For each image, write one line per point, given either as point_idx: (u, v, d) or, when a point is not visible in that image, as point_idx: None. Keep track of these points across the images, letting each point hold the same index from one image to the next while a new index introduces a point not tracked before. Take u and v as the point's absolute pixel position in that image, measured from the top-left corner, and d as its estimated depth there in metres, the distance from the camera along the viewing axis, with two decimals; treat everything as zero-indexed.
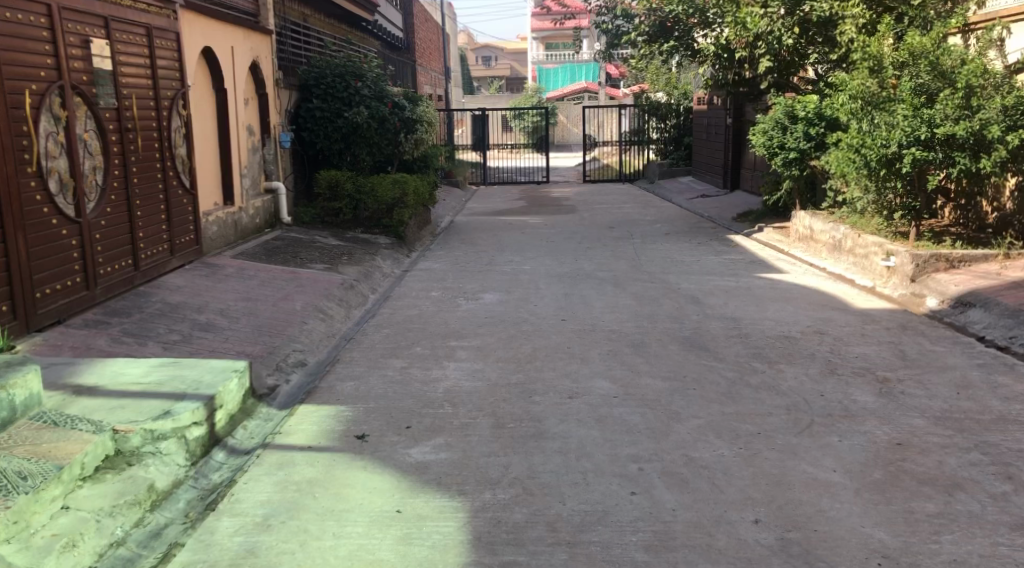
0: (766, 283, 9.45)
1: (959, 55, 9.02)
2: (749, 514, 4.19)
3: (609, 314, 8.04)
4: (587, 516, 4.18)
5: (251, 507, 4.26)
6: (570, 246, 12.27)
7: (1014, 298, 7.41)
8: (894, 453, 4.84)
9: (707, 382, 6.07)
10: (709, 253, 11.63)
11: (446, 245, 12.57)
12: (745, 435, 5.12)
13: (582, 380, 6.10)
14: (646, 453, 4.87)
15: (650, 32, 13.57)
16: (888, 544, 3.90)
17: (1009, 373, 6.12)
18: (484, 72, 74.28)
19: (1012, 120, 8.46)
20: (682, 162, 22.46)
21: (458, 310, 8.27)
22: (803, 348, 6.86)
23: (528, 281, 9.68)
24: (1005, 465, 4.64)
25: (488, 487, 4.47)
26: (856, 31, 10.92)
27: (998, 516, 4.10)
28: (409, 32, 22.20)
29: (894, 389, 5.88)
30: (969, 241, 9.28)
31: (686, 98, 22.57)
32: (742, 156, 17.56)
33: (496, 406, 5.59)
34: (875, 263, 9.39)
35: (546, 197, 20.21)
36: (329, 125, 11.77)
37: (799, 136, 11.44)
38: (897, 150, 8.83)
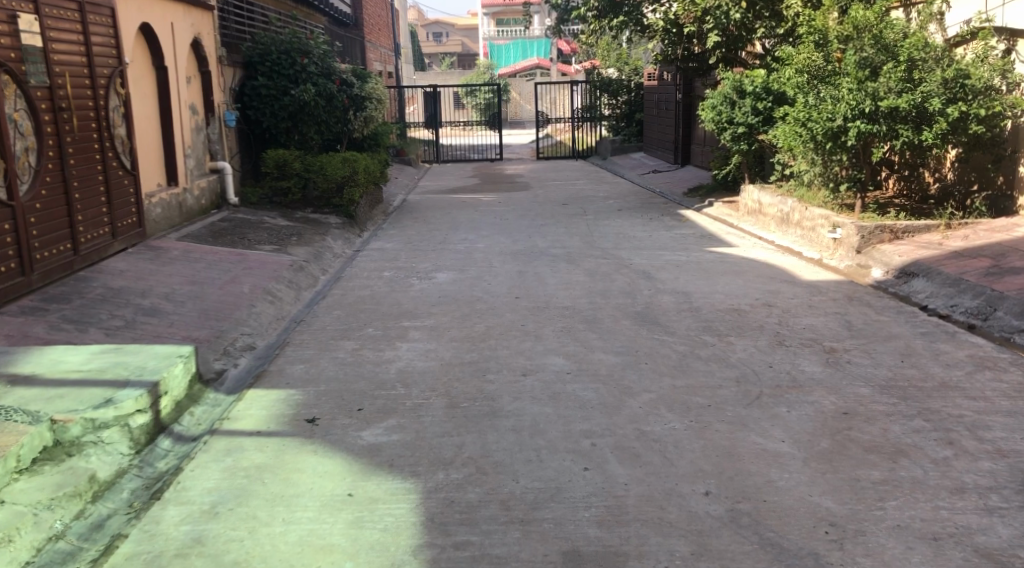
0: (716, 257, 9.54)
1: (901, 29, 9.23)
2: (700, 486, 4.23)
3: (563, 291, 8.04)
4: (540, 494, 4.18)
5: (198, 495, 4.19)
6: (523, 223, 12.25)
7: (956, 267, 7.56)
8: (841, 422, 4.91)
9: (659, 356, 6.11)
10: (661, 229, 11.69)
11: (398, 224, 12.46)
12: (697, 408, 5.17)
13: (536, 357, 6.10)
14: (599, 428, 4.89)
15: (600, 7, 13.54)
16: (834, 512, 3.96)
17: (951, 341, 6.26)
18: (434, 48, 73.70)
19: (954, 92, 8.55)
20: (634, 138, 22.55)
21: (410, 289, 8.20)
22: (752, 321, 6.94)
23: (482, 259, 9.64)
24: (947, 431, 4.74)
25: (441, 467, 4.45)
26: (802, 6, 11.06)
27: (940, 481, 4.20)
28: (357, 8, 21.85)
29: (840, 359, 5.98)
30: (913, 212, 9.42)
31: (637, 74, 22.58)
32: (692, 131, 17.64)
33: (449, 385, 5.56)
34: (822, 235, 9.53)
35: (499, 174, 20.14)
36: (274, 103, 11.53)
37: (747, 111, 11.53)
38: (842, 124, 8.95)
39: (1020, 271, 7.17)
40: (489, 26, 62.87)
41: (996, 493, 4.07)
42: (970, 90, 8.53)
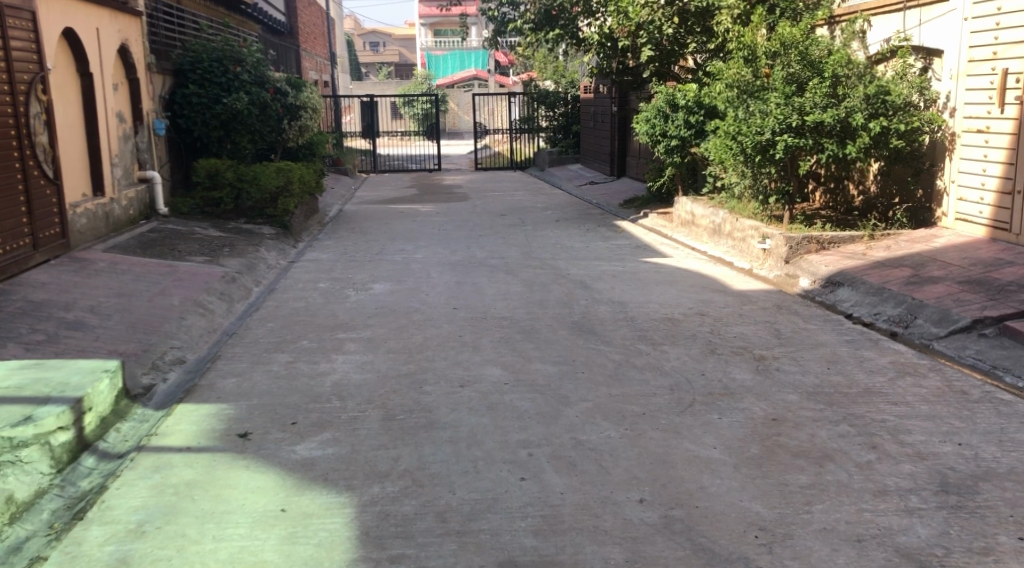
0: (651, 267, 9.69)
1: (825, 46, 9.52)
2: (635, 493, 4.28)
3: (501, 301, 8.06)
4: (476, 504, 4.19)
5: (124, 514, 4.09)
6: (461, 234, 12.26)
7: (879, 276, 7.82)
8: (770, 428, 5.03)
9: (595, 365, 6.18)
10: (598, 239, 11.82)
11: (334, 235, 12.36)
12: (632, 416, 5.24)
13: (473, 368, 6.11)
14: (536, 438, 4.92)
15: (536, 20, 13.67)
16: (764, 517, 4.05)
17: (875, 348, 6.47)
18: (371, 57, 73.34)
19: (876, 108, 8.83)
20: (572, 149, 22.74)
21: (346, 301, 8.13)
22: (685, 330, 7.06)
23: (420, 269, 9.61)
24: (870, 436, 4.89)
25: (377, 480, 4.42)
26: (731, 21, 11.21)
27: (864, 484, 4.33)
28: (291, 16, 21.63)
29: (770, 366, 6.13)
30: (839, 223, 9.69)
31: (574, 86, 22.79)
32: (628, 143, 17.89)
33: (386, 398, 5.53)
34: (752, 246, 9.77)
35: (437, 184, 20.13)
36: (206, 112, 11.30)
37: (679, 124, 11.75)
38: (771, 137, 9.19)
39: (939, 279, 7.46)
40: (427, 37, 62.85)
41: (916, 494, 4.21)
42: (891, 105, 8.84)
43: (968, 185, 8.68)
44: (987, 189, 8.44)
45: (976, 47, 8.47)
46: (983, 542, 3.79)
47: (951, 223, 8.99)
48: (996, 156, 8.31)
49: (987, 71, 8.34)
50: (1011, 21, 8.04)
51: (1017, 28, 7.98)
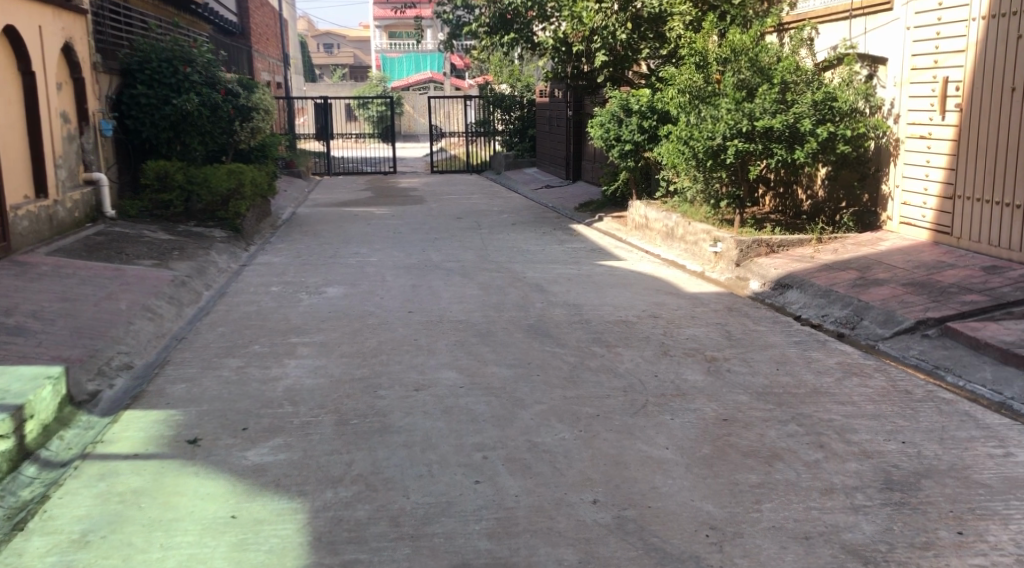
0: (606, 270, 9.76)
1: (774, 53, 9.71)
2: (588, 494, 4.31)
3: (456, 305, 8.06)
4: (430, 508, 4.18)
5: (67, 524, 4.01)
6: (416, 237, 12.22)
7: (826, 279, 7.99)
8: (721, 429, 5.10)
9: (550, 367, 6.21)
10: (553, 243, 11.87)
11: (287, 238, 12.23)
12: (586, 417, 5.27)
13: (428, 371, 6.10)
14: (490, 441, 4.93)
15: (491, 23, 13.69)
16: (714, 516, 4.11)
17: (823, 349, 6.59)
18: (325, 59, 72.81)
19: (823, 114, 9.03)
20: (527, 153, 22.80)
21: (299, 305, 8.06)
22: (639, 332, 7.13)
23: (374, 273, 9.56)
24: (818, 435, 4.98)
25: (330, 486, 4.39)
26: (683, 27, 11.49)
27: (811, 482, 4.41)
28: (243, 17, 21.39)
29: (721, 367, 6.21)
30: (788, 227, 9.88)
31: (529, 90, 22.67)
32: (583, 147, 18.00)
33: (339, 402, 5.50)
34: (704, 249, 9.91)
35: (392, 187, 20.03)
36: (155, 113, 11.13)
37: (633, 129, 11.88)
38: (722, 142, 9.33)
39: (884, 282, 7.63)
40: (382, 39, 62.53)
41: (861, 492, 4.30)
42: (838, 111, 9.04)
43: (911, 190, 8.88)
44: (929, 194, 8.63)
45: (919, 55, 8.67)
46: (925, 536, 3.88)
47: (896, 227, 9.20)
48: (938, 161, 8.51)
49: (929, 78, 8.55)
50: (951, 30, 8.26)
51: (957, 37, 8.20)
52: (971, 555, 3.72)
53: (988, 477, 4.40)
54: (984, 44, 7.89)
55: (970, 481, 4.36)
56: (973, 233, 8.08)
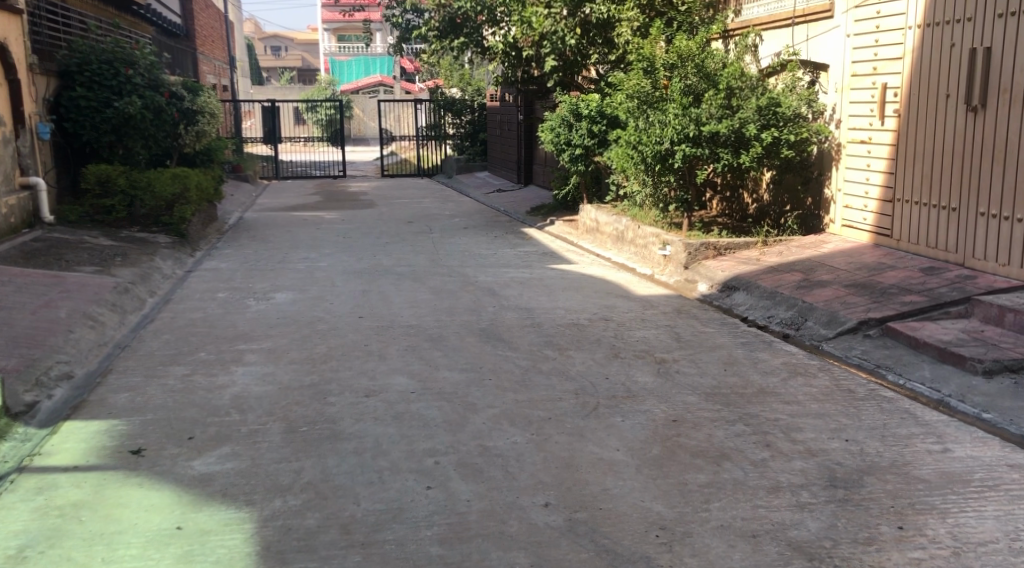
0: (557, 274, 9.80)
1: (720, 59, 9.85)
2: (540, 497, 4.32)
3: (407, 309, 8.03)
4: (381, 515, 4.15)
5: (3, 539, 3.90)
6: (367, 241, 12.13)
7: (771, 281, 8.14)
8: (670, 429, 5.16)
9: (502, 371, 6.21)
10: (505, 246, 11.89)
11: (234, 243, 12.06)
12: (537, 421, 5.29)
13: (379, 377, 6.05)
14: (442, 446, 4.91)
15: (441, 27, 13.68)
16: (664, 516, 4.15)
17: (769, 349, 6.70)
18: (272, 63, 72.01)
19: (767, 119, 9.20)
20: (478, 157, 22.82)
21: (246, 311, 7.95)
22: (590, 335, 7.17)
23: (324, 278, 9.47)
24: (764, 434, 5.06)
25: (278, 494, 4.34)
26: (631, 33, 11.55)
27: (758, 481, 4.48)
28: (187, 19, 21.06)
29: (670, 368, 6.28)
30: (734, 230, 10.03)
31: (479, 94, 22.94)
32: (534, 151, 18.08)
33: (288, 409, 5.44)
34: (653, 252, 10.01)
35: (341, 191, 19.89)
36: (96, 116, 10.86)
37: (582, 133, 11.95)
38: (669, 147, 9.45)
39: (827, 283, 7.79)
40: (331, 42, 62.03)
41: (806, 489, 4.38)
42: (781, 116, 9.23)
43: (853, 193, 9.08)
44: (870, 197, 8.84)
45: (858, 62, 8.87)
46: (868, 532, 3.96)
47: (838, 229, 9.40)
48: (877, 166, 8.71)
49: (869, 85, 8.75)
50: (889, 38, 8.46)
51: (895, 45, 8.40)
52: (911, 549, 3.80)
53: (927, 472, 4.52)
54: (920, 52, 8.10)
55: (910, 476, 4.47)
56: (912, 236, 8.28)
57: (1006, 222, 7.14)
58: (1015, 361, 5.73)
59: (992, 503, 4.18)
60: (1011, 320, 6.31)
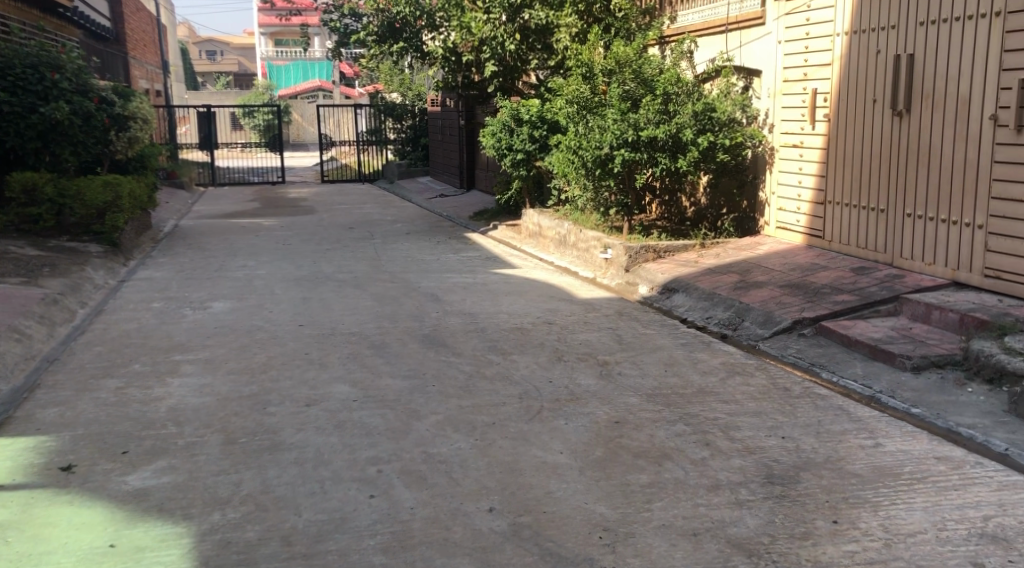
0: (500, 278, 9.81)
1: (657, 65, 9.97)
2: (484, 503, 4.32)
3: (349, 317, 7.96)
4: (324, 525, 4.11)
5: None
6: (306, 248, 11.99)
7: (709, 282, 8.28)
8: (612, 431, 5.20)
9: (445, 377, 6.19)
10: (448, 252, 11.86)
11: (169, 251, 11.81)
12: (481, 426, 5.29)
13: (321, 386, 5.99)
14: (385, 454, 4.88)
15: (379, 32, 13.60)
16: (607, 517, 4.18)
17: (707, 350, 6.80)
18: (206, 67, 70.78)
19: (703, 124, 9.41)
20: (420, 162, 22.69)
21: (182, 321, 7.79)
22: (533, 339, 7.20)
23: (263, 286, 9.34)
24: (703, 433, 5.14)
25: (217, 507, 4.26)
26: (569, 39, 11.65)
27: (698, 480, 4.55)
28: (116, 22, 20.58)
29: (612, 370, 6.34)
30: (673, 233, 10.19)
31: (421, 99, 22.71)
32: (476, 156, 18.06)
33: (226, 420, 5.35)
34: (594, 256, 10.11)
35: (280, 197, 19.61)
36: (21, 122, 10.55)
37: (524, 138, 12.00)
38: (609, 152, 9.54)
39: (763, 284, 7.95)
40: (267, 46, 61.22)
41: (744, 487, 4.46)
42: (717, 121, 9.41)
43: (786, 196, 9.29)
44: (803, 200, 9.06)
45: (790, 68, 9.08)
46: (804, 527, 4.05)
47: (773, 231, 9.60)
48: (809, 169, 8.93)
49: (800, 90, 8.96)
50: (819, 44, 8.68)
51: (824, 52, 8.62)
52: (845, 542, 3.89)
53: (860, 467, 4.64)
54: (847, 58, 8.33)
55: (844, 471, 4.58)
56: (843, 237, 8.50)
57: (932, 222, 7.38)
58: (942, 356, 5.92)
59: (921, 495, 4.31)
60: (937, 317, 6.52)
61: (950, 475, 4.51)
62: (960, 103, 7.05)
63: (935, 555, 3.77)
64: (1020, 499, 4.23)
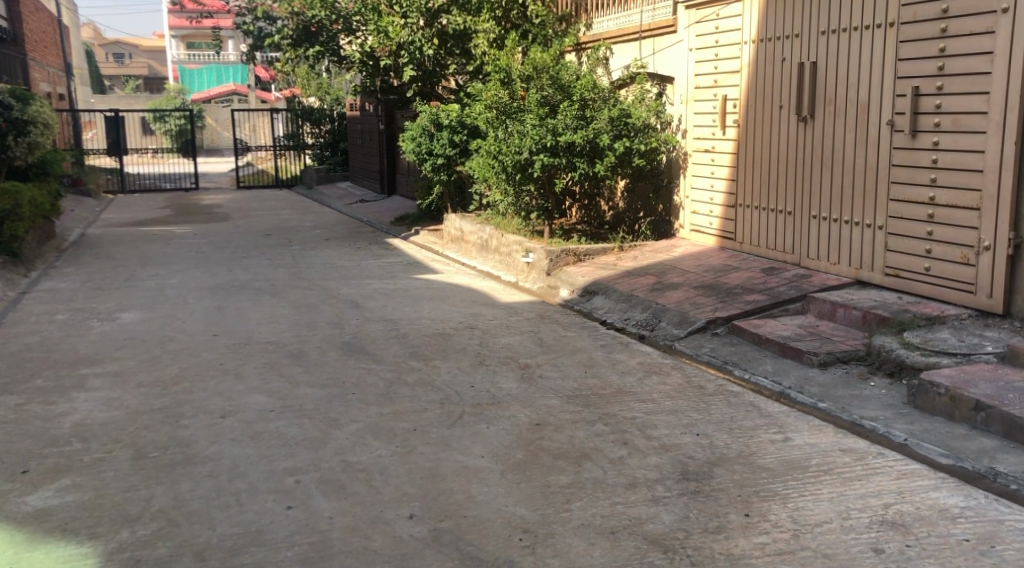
0: (422, 284, 9.78)
1: (574, 71, 10.11)
2: (404, 510, 4.30)
3: (266, 325, 7.82)
4: (238, 539, 4.02)
5: None
6: (222, 256, 11.73)
7: (628, 284, 8.43)
8: (533, 433, 5.25)
9: (366, 385, 6.13)
10: (368, 258, 11.76)
11: (75, 261, 11.39)
12: (402, 433, 5.26)
13: (236, 397, 5.86)
14: (303, 464, 4.81)
15: (295, 36, 13.48)
16: (527, 519, 4.21)
17: (626, 351, 6.91)
18: (114, 70, 68.59)
19: (620, 129, 9.53)
20: (340, 167, 22.28)
21: (89, 333, 7.53)
22: (455, 344, 7.19)
23: (175, 296, 9.10)
24: (622, 433, 5.22)
25: (126, 525, 4.14)
26: (487, 45, 11.71)
27: (616, 479, 4.62)
28: (14, 23, 19.81)
29: (534, 373, 6.39)
30: (592, 236, 10.31)
31: (339, 103, 22.74)
32: (396, 160, 17.95)
33: (136, 435, 5.19)
34: (516, 260, 10.17)
35: (193, 204, 19.12)
36: None
37: (444, 143, 12.00)
38: (528, 157, 9.60)
39: (679, 285, 8.12)
40: (178, 49, 59.64)
41: (661, 484, 4.55)
42: (632, 127, 9.55)
43: (699, 199, 9.52)
44: (715, 203, 9.29)
45: (700, 76, 9.32)
46: (717, 521, 4.15)
47: (687, 234, 9.81)
48: (721, 174, 9.16)
49: (710, 97, 9.20)
50: (728, 52, 8.92)
51: (732, 59, 8.87)
52: (756, 534, 4.01)
53: (770, 461, 4.78)
54: (755, 65, 8.58)
55: (755, 466, 4.72)
56: (753, 239, 8.75)
57: (836, 224, 7.64)
58: (847, 352, 6.15)
59: (827, 486, 4.47)
60: (842, 315, 6.78)
61: (854, 466, 4.68)
62: (860, 109, 7.33)
63: (840, 544, 3.91)
64: (917, 486, 4.42)
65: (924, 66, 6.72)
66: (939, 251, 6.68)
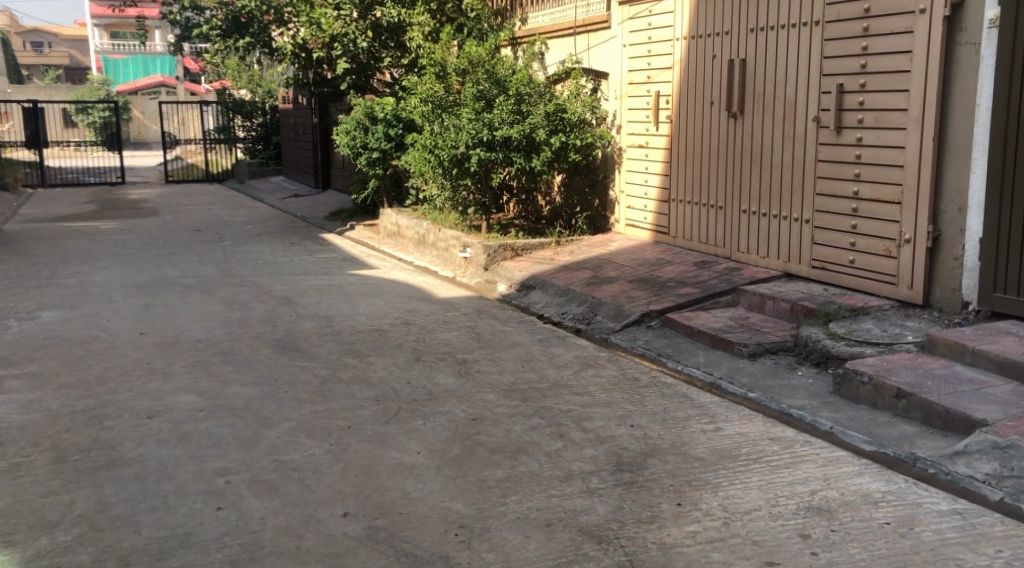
0: (357, 280, 9.68)
1: (509, 66, 10.11)
2: (338, 508, 4.25)
3: (196, 323, 7.64)
4: (165, 542, 3.93)
5: None
6: (149, 252, 11.43)
7: (564, 279, 8.48)
8: (470, 428, 5.23)
9: (299, 383, 6.04)
10: (302, 253, 11.59)
11: None
12: (337, 430, 5.20)
13: (164, 397, 5.72)
14: (234, 465, 4.72)
15: (224, 26, 13.11)
16: (463, 514, 4.21)
17: (563, 345, 6.95)
18: (33, 60, 66.25)
19: (556, 124, 9.53)
20: (272, 161, 21.91)
21: (7, 333, 7.26)
22: (391, 340, 7.14)
23: (99, 293, 8.83)
24: (558, 426, 5.25)
25: (46, 531, 4.01)
26: (422, 38, 11.55)
27: (552, 472, 4.64)
28: None
29: (470, 368, 6.38)
30: (530, 231, 10.32)
31: (271, 96, 22.31)
32: (331, 155, 17.72)
33: (57, 438, 5.03)
34: (454, 255, 10.13)
35: (118, 199, 18.58)
36: None
37: (379, 136, 11.89)
38: (464, 151, 9.56)
39: (614, 279, 8.20)
40: (101, 39, 57.84)
41: (596, 476, 4.58)
42: (568, 122, 9.58)
43: (634, 194, 9.62)
44: (649, 198, 9.39)
45: (634, 72, 9.41)
46: (650, 511, 4.20)
47: (623, 228, 9.92)
48: (655, 169, 9.27)
49: (644, 93, 9.29)
50: (660, 48, 9.03)
51: (665, 56, 8.97)
52: (687, 523, 4.07)
53: (702, 451, 4.86)
54: (686, 62, 8.70)
55: (687, 455, 4.79)
56: (686, 233, 8.87)
57: (766, 218, 7.79)
58: (776, 343, 6.28)
59: (756, 474, 4.56)
60: (771, 307, 6.92)
61: (782, 454, 4.79)
62: (788, 105, 7.49)
63: (768, 531, 3.99)
64: (842, 472, 4.55)
65: (848, 64, 6.89)
66: (863, 244, 6.87)
